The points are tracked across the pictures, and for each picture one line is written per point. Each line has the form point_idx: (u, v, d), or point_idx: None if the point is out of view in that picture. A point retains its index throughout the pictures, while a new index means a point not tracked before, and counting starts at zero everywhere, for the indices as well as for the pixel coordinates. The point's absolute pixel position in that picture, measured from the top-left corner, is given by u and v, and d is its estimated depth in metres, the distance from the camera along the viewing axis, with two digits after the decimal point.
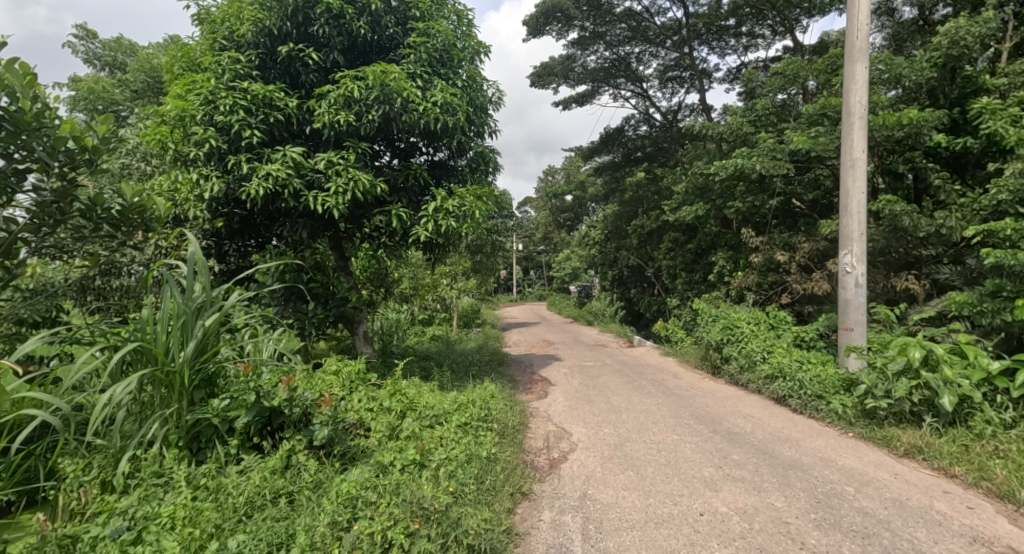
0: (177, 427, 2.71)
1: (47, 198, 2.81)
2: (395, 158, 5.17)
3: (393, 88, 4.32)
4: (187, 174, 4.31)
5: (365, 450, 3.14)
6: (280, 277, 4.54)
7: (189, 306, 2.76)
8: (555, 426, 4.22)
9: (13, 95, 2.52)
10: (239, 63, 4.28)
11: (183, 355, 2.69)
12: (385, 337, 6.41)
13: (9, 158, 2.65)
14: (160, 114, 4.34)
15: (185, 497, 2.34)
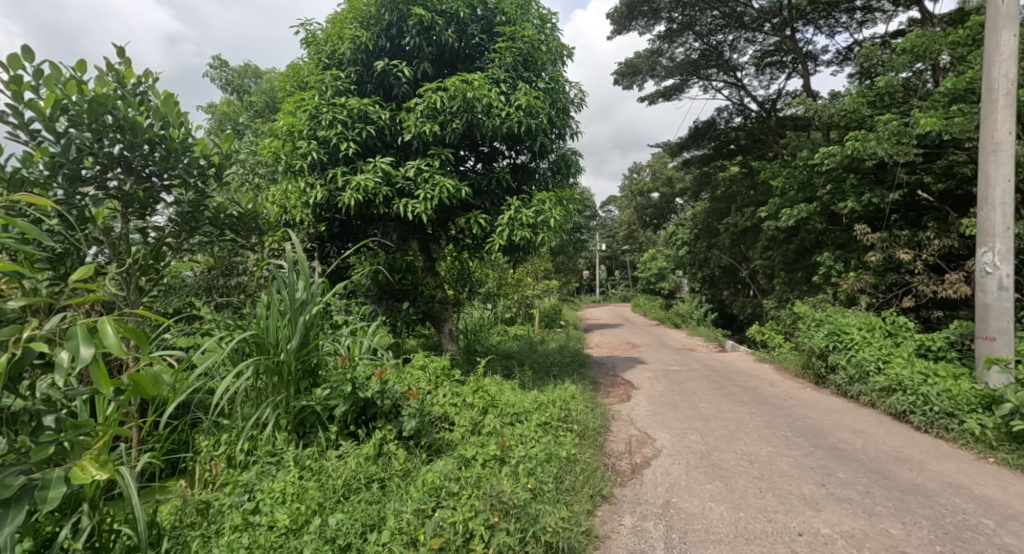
0: (287, 412, 3.01)
1: (185, 208, 3.26)
2: (479, 162, 5.36)
3: (474, 96, 4.49)
4: (295, 183, 4.75)
5: (449, 442, 3.31)
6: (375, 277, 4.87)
7: (294, 303, 3.07)
8: (638, 431, 4.16)
9: (167, 123, 3.05)
10: (340, 79, 4.66)
11: (289, 348, 3.00)
12: (470, 336, 6.63)
13: (159, 176, 3.11)
14: (274, 130, 4.82)
15: (293, 475, 2.61)
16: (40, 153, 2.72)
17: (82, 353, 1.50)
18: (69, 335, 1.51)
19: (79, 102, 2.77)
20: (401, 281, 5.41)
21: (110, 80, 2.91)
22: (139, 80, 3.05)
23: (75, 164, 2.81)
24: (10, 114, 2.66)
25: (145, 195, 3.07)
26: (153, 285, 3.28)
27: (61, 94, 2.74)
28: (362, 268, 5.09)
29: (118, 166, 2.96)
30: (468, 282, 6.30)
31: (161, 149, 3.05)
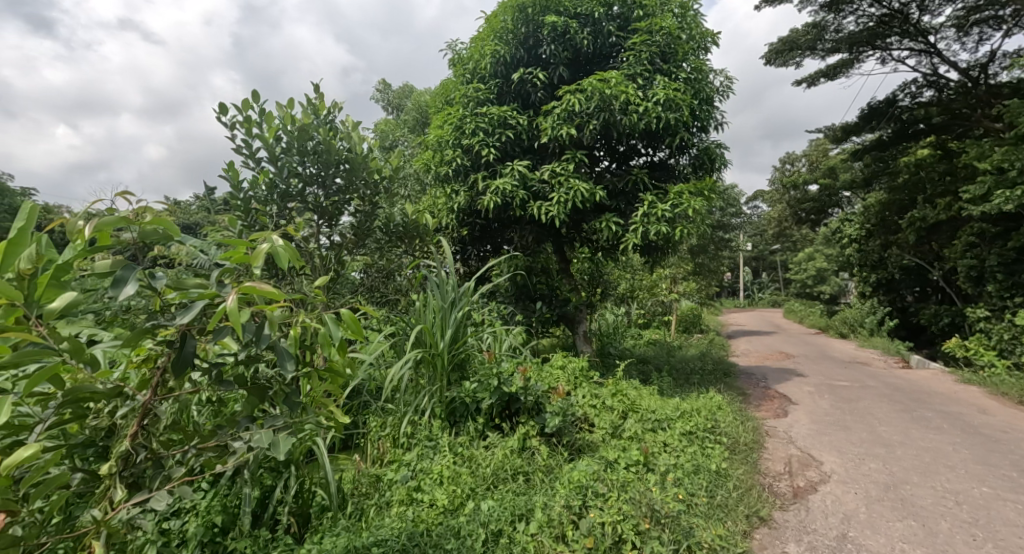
0: (441, 401, 3.24)
1: (361, 218, 3.73)
2: (614, 162, 5.28)
3: (612, 94, 4.43)
4: (442, 190, 5.11)
5: (590, 443, 3.28)
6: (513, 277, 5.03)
7: (446, 301, 3.35)
8: (799, 451, 3.72)
9: (352, 144, 3.55)
10: (481, 91, 4.92)
11: (443, 342, 3.25)
12: (604, 338, 6.50)
13: (343, 191, 3.61)
14: (425, 142, 5.24)
15: (448, 460, 2.80)
16: (261, 174, 3.31)
17: (334, 334, 1.67)
18: (324, 317, 1.69)
19: (292, 131, 3.33)
20: (537, 282, 5.53)
21: (312, 111, 3.43)
22: (329, 110, 3.51)
23: (286, 184, 3.40)
24: (243, 146, 3.25)
25: (333, 206, 3.58)
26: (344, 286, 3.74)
27: (279, 126, 3.29)
28: (501, 269, 5.29)
29: (315, 184, 3.51)
30: (601, 283, 6.18)
31: (346, 166, 3.56)
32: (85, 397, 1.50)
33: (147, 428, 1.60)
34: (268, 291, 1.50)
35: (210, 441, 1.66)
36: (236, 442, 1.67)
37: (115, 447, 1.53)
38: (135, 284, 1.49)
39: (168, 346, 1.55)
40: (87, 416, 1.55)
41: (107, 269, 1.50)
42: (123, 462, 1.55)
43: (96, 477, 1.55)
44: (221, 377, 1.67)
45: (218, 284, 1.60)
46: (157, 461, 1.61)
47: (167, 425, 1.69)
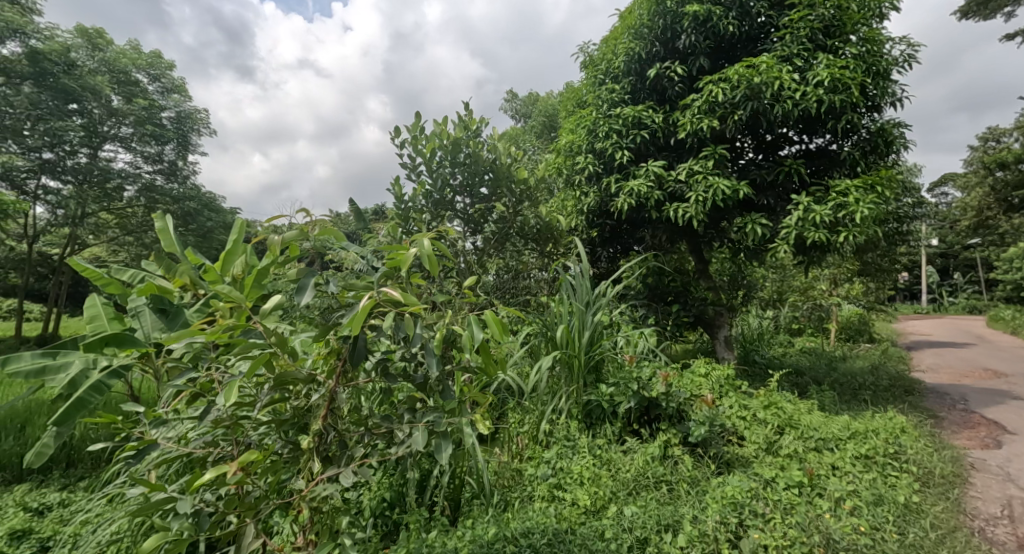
0: (577, 402, 3.21)
1: (502, 224, 3.89)
2: (761, 153, 4.80)
3: (762, 81, 4.05)
4: (571, 193, 5.11)
5: (743, 458, 2.97)
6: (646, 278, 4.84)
7: (582, 303, 3.34)
8: (1020, 492, 3.00)
9: (499, 154, 3.72)
10: (614, 92, 4.79)
11: (580, 343, 3.24)
12: (748, 345, 5.92)
13: (488, 198, 3.81)
14: (556, 147, 5.29)
15: (587, 460, 2.77)
16: (420, 185, 3.63)
17: (477, 337, 1.74)
18: (468, 319, 1.77)
19: (446, 144, 3.60)
20: (672, 283, 5.23)
21: (463, 126, 3.66)
22: (478, 124, 3.71)
23: (440, 194, 3.70)
24: (406, 163, 3.61)
25: (477, 212, 3.82)
26: (483, 287, 3.91)
27: (437, 142, 3.59)
28: (632, 270, 5.13)
29: (463, 193, 3.78)
30: (744, 285, 5.67)
31: (491, 177, 3.77)
32: (289, 382, 1.78)
33: (333, 411, 1.82)
34: (406, 297, 1.62)
35: (381, 428, 1.85)
36: (401, 432, 1.83)
37: (310, 426, 1.77)
38: (312, 289, 1.77)
39: (342, 342, 1.78)
40: (288, 400, 1.81)
41: (295, 276, 1.80)
42: (318, 439, 1.79)
43: (299, 450, 1.82)
44: (385, 372, 1.86)
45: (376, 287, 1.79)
46: (343, 440, 1.83)
47: (347, 410, 1.91)
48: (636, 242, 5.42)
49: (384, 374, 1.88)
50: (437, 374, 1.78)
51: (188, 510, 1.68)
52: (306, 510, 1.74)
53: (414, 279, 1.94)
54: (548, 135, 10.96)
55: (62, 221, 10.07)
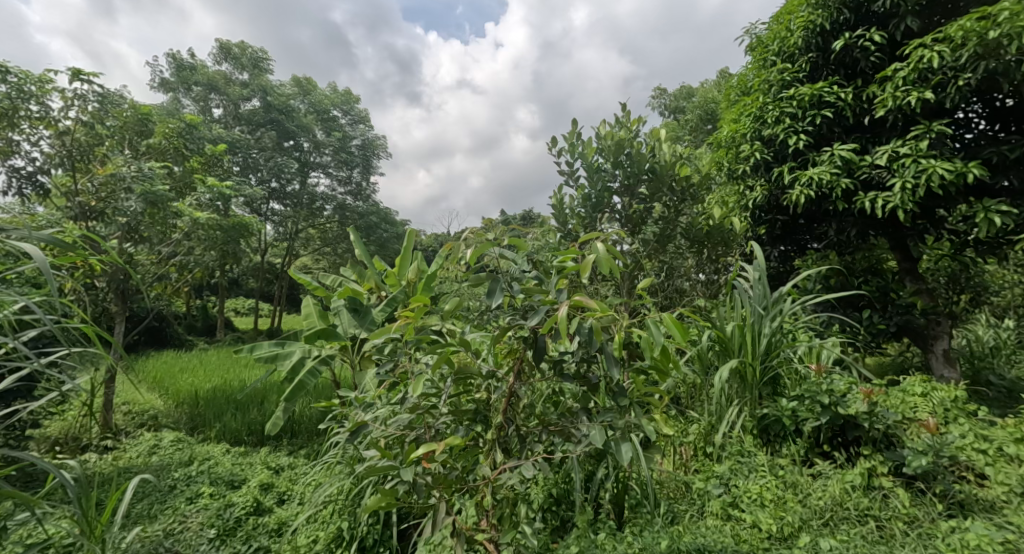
0: (751, 416, 2.89)
1: (661, 224, 3.71)
2: (997, 124, 3.84)
3: (1000, 33, 3.24)
4: (735, 187, 4.68)
5: (983, 501, 2.36)
6: (833, 279, 4.22)
7: (758, 308, 3.02)
8: None
9: (660, 152, 3.57)
10: (787, 71, 4.26)
11: (755, 352, 2.92)
12: (979, 362, 4.77)
13: (648, 198, 3.67)
14: (717, 140, 4.90)
15: (767, 481, 2.48)
16: (579, 189, 3.66)
17: (656, 341, 1.70)
18: (645, 323, 1.74)
19: (609, 147, 3.61)
20: (867, 285, 4.46)
21: (623, 127, 3.61)
22: (637, 125, 3.62)
23: (598, 197, 3.67)
24: (565, 168, 3.66)
25: (636, 212, 3.66)
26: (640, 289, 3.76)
27: (596, 146, 3.60)
28: (814, 270, 4.50)
29: (622, 194, 3.70)
30: (970, 287, 4.59)
31: (650, 175, 3.61)
32: (470, 377, 1.92)
33: (512, 405, 1.95)
34: (594, 304, 1.67)
35: (557, 425, 1.89)
36: (578, 432, 1.85)
37: (492, 419, 1.92)
38: (500, 293, 1.88)
39: (524, 342, 1.88)
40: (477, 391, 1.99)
41: (482, 282, 1.91)
42: (499, 431, 1.94)
43: (482, 439, 1.97)
44: (562, 372, 1.91)
45: (555, 291, 1.82)
46: (520, 435, 1.94)
47: (519, 406, 1.99)
48: (816, 239, 4.75)
49: (560, 374, 1.91)
50: (615, 376, 1.79)
51: (406, 481, 1.85)
52: (491, 497, 1.84)
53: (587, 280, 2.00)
54: (706, 128, 10.22)
55: (282, 237, 12.35)
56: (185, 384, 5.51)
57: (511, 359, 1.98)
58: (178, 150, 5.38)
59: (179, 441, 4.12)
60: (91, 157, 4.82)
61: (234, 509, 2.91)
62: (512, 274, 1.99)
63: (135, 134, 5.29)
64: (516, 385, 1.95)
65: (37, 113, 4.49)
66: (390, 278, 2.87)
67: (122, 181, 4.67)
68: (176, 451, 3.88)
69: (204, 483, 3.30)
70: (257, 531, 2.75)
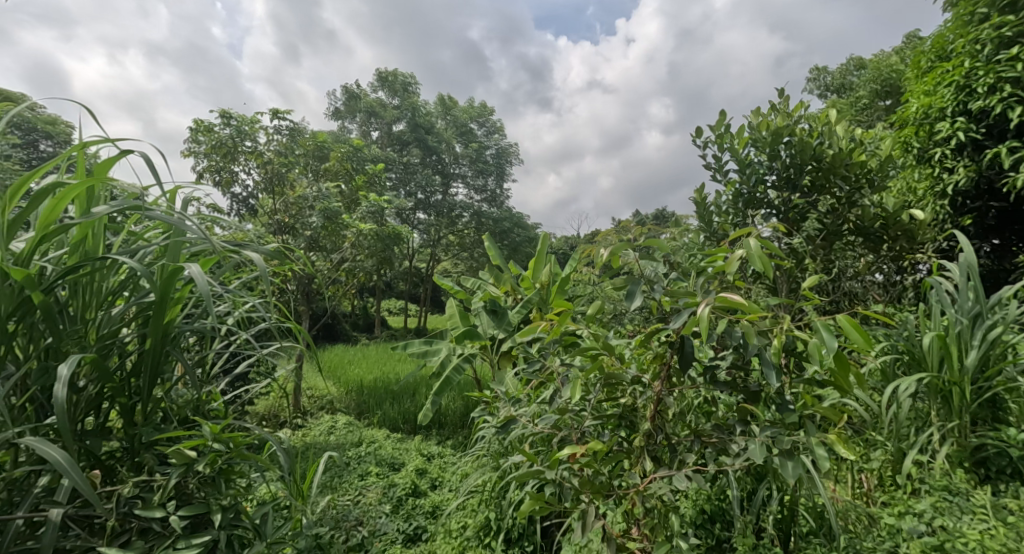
0: (960, 445, 2.39)
1: (831, 220, 3.22)
2: None
3: None
4: (926, 171, 3.96)
5: None
6: None
7: (965, 313, 2.50)
8: None
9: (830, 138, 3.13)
10: (1004, 26, 3.49)
11: (964, 367, 2.40)
12: None
13: (819, 189, 3.21)
14: (902, 118, 4.20)
15: (993, 526, 1.94)
16: (730, 185, 3.39)
17: (828, 346, 1.48)
18: (812, 326, 1.52)
19: (764, 138, 3.28)
20: None
21: (781, 114, 3.26)
22: (799, 109, 3.26)
23: (751, 191, 3.37)
24: (714, 163, 3.42)
25: (797, 207, 3.24)
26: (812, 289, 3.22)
27: (751, 137, 3.33)
28: None
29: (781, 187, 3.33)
30: None
31: (817, 164, 3.17)
32: (615, 382, 1.88)
33: (661, 413, 1.87)
34: (740, 305, 1.49)
35: (711, 437, 1.78)
36: (734, 445, 1.72)
37: (640, 426, 1.86)
38: (640, 296, 1.72)
39: (669, 346, 1.77)
40: (626, 395, 1.94)
41: (620, 284, 1.77)
42: (647, 438, 1.88)
43: (630, 447, 1.92)
44: (715, 379, 1.78)
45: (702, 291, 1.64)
46: (671, 445, 1.86)
47: (670, 414, 1.91)
48: None
49: (714, 382, 1.79)
50: (776, 385, 1.60)
51: (553, 482, 1.87)
52: (641, 504, 1.79)
53: (739, 280, 1.80)
54: (882, 105, 8.90)
55: (427, 243, 13.45)
56: (353, 375, 6.27)
57: (659, 364, 1.89)
58: (348, 171, 6.15)
59: (350, 424, 4.72)
60: (286, 181, 5.75)
61: (396, 489, 3.26)
62: (649, 277, 1.85)
63: (316, 159, 6.18)
64: (664, 392, 1.86)
65: (250, 148, 5.49)
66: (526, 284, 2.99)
67: (307, 200, 5.49)
68: (348, 433, 4.44)
69: (371, 463, 3.74)
70: (416, 511, 3.03)
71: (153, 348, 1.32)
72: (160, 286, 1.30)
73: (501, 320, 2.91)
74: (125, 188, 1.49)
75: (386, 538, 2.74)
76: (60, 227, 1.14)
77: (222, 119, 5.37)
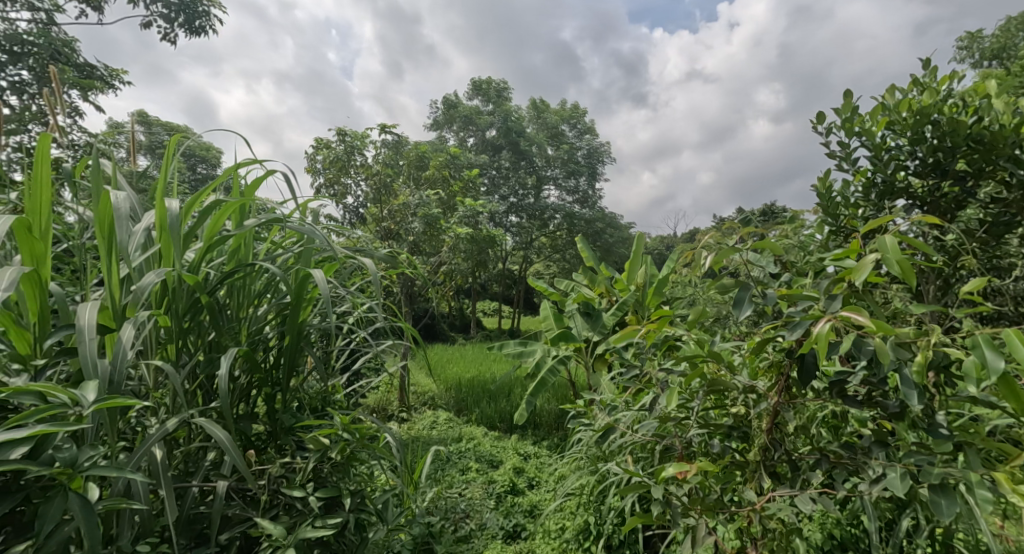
0: None
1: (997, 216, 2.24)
2: None
3: None
4: None
5: None
6: None
7: None
8: None
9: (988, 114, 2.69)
10: None
11: None
12: None
13: (979, 174, 2.22)
14: None
15: None
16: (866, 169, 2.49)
17: (992, 365, 1.24)
18: (969, 341, 1.29)
19: (904, 119, 2.38)
20: None
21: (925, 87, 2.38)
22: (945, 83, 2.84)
23: None
24: (837, 151, 3.09)
25: (951, 196, 2.26)
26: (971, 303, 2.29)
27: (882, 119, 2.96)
28: None
29: None
30: None
31: None
32: (724, 391, 1.76)
33: (780, 427, 1.73)
34: (868, 322, 1.28)
35: (842, 456, 1.61)
36: (870, 468, 1.54)
37: (756, 439, 1.74)
38: (749, 305, 1.56)
39: (788, 357, 1.61)
40: (742, 406, 1.81)
41: (727, 290, 1.63)
42: (764, 453, 1.74)
43: (746, 461, 1.80)
44: (844, 393, 1.60)
45: (826, 298, 1.45)
46: (794, 463, 1.71)
47: (793, 428, 1.75)
48: None
49: (845, 398, 1.61)
50: (919, 408, 1.38)
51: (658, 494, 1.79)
52: (759, 524, 1.67)
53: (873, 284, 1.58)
54: None
55: (520, 245, 13.62)
56: (452, 373, 6.54)
57: (777, 375, 1.73)
58: (446, 178, 6.43)
59: (451, 420, 4.93)
60: (390, 190, 6.14)
61: (495, 485, 3.35)
62: (760, 279, 1.71)
63: (417, 168, 6.53)
64: (783, 405, 1.71)
65: (360, 161, 5.95)
66: (622, 287, 2.86)
67: (409, 207, 5.83)
68: (449, 429, 4.64)
69: (471, 459, 3.86)
70: (515, 508, 3.08)
71: (290, 344, 1.49)
72: (296, 289, 1.46)
73: (596, 322, 2.87)
74: (267, 204, 1.70)
75: (488, 534, 2.77)
76: (220, 237, 1.33)
77: (337, 135, 5.88)
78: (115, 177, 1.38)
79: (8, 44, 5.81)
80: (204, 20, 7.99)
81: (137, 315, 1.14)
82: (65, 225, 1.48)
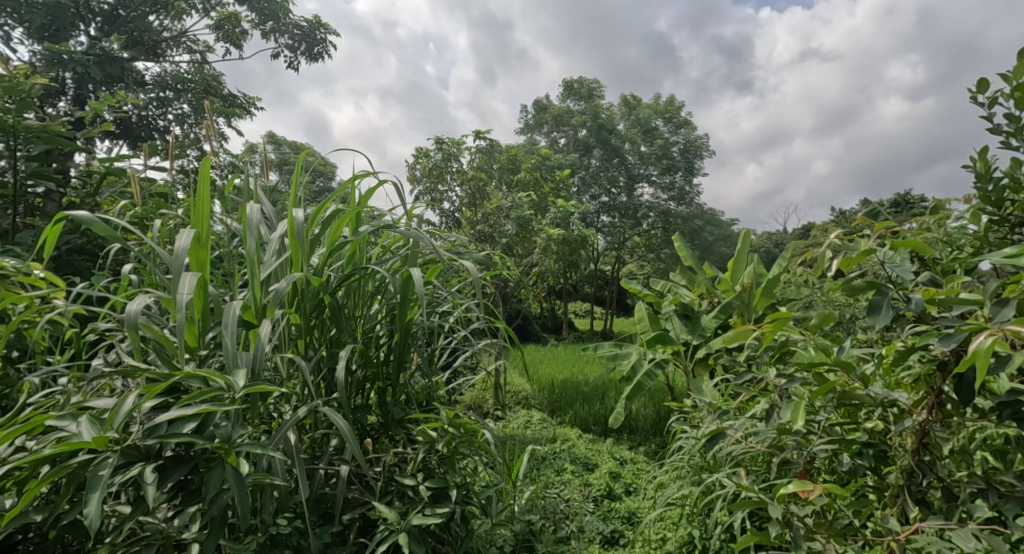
0: None
1: None
2: None
3: None
4: None
5: None
6: None
7: None
8: None
9: None
10: None
11: None
12: None
13: None
14: None
15: None
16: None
17: None
18: None
19: None
20: None
21: None
22: None
23: None
24: None
25: None
26: None
27: None
28: None
29: None
30: None
31: None
32: (854, 403, 1.58)
33: (930, 448, 1.51)
34: None
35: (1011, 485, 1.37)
36: None
37: (898, 460, 1.53)
38: (889, 310, 1.38)
39: (941, 371, 1.38)
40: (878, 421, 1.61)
41: (860, 293, 1.45)
42: (909, 476, 1.53)
43: (887, 484, 1.59)
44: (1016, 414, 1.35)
45: (993, 303, 1.23)
46: (948, 490, 1.47)
47: (947, 450, 1.51)
48: None
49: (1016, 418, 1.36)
50: None
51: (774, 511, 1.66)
52: None
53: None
54: None
55: (613, 246, 13.36)
56: (545, 374, 6.58)
57: (925, 389, 1.51)
58: (538, 179, 6.48)
59: (545, 420, 4.96)
60: (485, 194, 6.33)
61: (592, 489, 3.31)
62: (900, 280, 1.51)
63: (510, 172, 6.66)
64: (932, 423, 1.48)
65: (456, 167, 6.19)
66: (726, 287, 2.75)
67: (503, 210, 5.96)
68: (543, 430, 4.67)
69: (566, 460, 3.85)
70: (613, 513, 3.02)
71: (399, 342, 1.59)
72: (403, 289, 1.55)
73: (695, 325, 2.75)
74: (377, 211, 1.84)
75: (585, 537, 2.73)
76: (340, 243, 1.46)
77: (435, 144, 6.17)
78: (257, 191, 1.57)
79: (172, 84, 6.88)
80: (321, 46, 8.77)
81: (274, 313, 1.27)
82: (218, 235, 1.70)
